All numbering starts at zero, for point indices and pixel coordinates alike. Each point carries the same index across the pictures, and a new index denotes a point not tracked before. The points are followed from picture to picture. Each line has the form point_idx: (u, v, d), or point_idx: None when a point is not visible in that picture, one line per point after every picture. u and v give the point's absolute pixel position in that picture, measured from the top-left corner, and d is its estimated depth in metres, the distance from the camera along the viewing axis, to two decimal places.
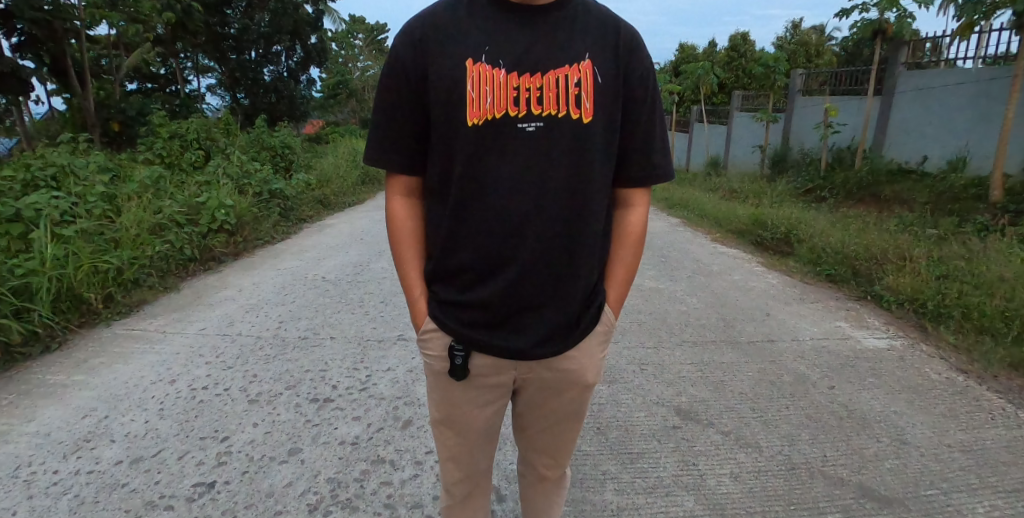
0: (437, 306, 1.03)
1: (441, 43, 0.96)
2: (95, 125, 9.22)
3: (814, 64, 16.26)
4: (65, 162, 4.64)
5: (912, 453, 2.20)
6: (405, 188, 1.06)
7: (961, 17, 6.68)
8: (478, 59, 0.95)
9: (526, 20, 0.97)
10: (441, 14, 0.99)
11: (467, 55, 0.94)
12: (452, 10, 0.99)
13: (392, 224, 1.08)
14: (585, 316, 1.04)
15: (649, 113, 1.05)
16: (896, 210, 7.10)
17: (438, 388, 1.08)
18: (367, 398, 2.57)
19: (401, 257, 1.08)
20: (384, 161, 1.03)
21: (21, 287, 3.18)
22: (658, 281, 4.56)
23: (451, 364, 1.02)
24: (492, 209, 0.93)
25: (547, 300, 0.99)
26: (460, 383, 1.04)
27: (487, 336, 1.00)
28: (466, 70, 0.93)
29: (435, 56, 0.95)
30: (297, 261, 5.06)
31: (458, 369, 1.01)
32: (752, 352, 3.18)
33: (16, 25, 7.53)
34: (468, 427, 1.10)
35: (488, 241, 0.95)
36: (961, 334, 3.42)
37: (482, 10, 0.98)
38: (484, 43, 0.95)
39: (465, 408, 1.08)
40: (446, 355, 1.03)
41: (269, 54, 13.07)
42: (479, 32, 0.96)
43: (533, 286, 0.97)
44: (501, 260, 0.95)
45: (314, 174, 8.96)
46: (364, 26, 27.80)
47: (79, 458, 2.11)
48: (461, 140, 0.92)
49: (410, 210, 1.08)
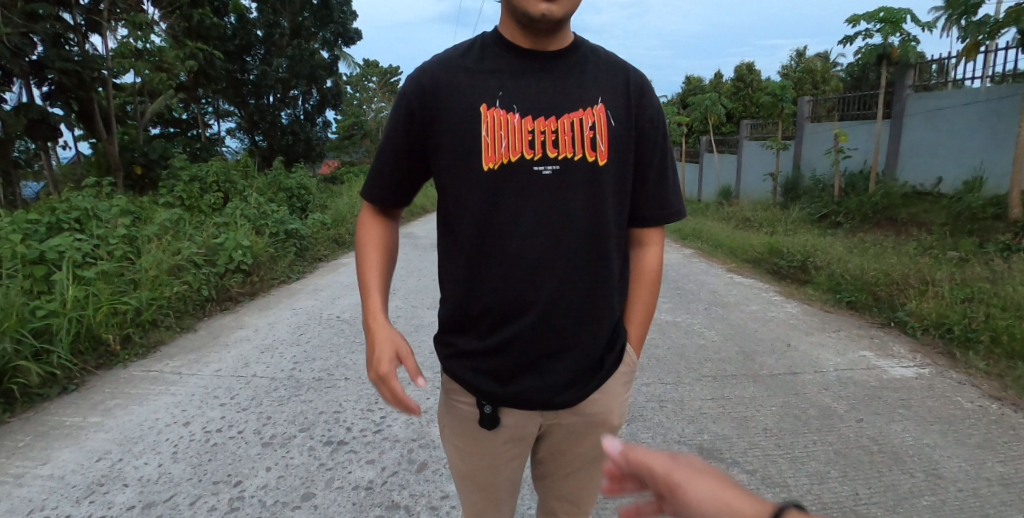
0: (456, 357, 1.02)
1: (454, 86, 0.97)
2: (118, 169, 9.49)
3: (822, 91, 16.38)
4: (89, 206, 4.76)
5: (949, 488, 2.10)
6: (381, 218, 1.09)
7: (965, 39, 6.73)
8: (492, 104, 0.96)
9: (538, 66, 0.99)
10: (456, 58, 1.00)
11: (482, 100, 0.96)
12: (463, 54, 1.01)
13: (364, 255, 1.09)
14: (607, 357, 1.03)
15: (661, 154, 1.06)
16: (914, 232, 6.99)
17: (463, 437, 1.06)
18: (382, 441, 2.53)
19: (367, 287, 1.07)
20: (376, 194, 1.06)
21: (42, 328, 3.25)
22: (675, 315, 4.51)
23: (480, 413, 1.02)
24: (513, 254, 0.93)
25: (569, 345, 0.97)
26: (489, 433, 1.03)
27: (508, 385, 0.98)
28: (481, 115, 0.95)
29: (450, 100, 0.96)
30: (312, 300, 5.09)
31: (488, 418, 1.01)
32: (774, 385, 3.10)
33: (46, 77, 7.90)
34: (494, 477, 1.08)
35: (508, 285, 0.94)
36: (992, 360, 3.30)
37: (495, 56, 1.00)
38: (496, 88, 0.97)
39: (491, 458, 1.06)
40: (474, 403, 1.02)
41: (286, 97, 13.50)
42: (493, 79, 0.98)
43: (556, 329, 0.96)
44: (518, 305, 0.94)
45: (330, 213, 9.07)
46: (379, 69, 28.66)
47: (92, 502, 2.10)
48: (479, 189, 0.93)
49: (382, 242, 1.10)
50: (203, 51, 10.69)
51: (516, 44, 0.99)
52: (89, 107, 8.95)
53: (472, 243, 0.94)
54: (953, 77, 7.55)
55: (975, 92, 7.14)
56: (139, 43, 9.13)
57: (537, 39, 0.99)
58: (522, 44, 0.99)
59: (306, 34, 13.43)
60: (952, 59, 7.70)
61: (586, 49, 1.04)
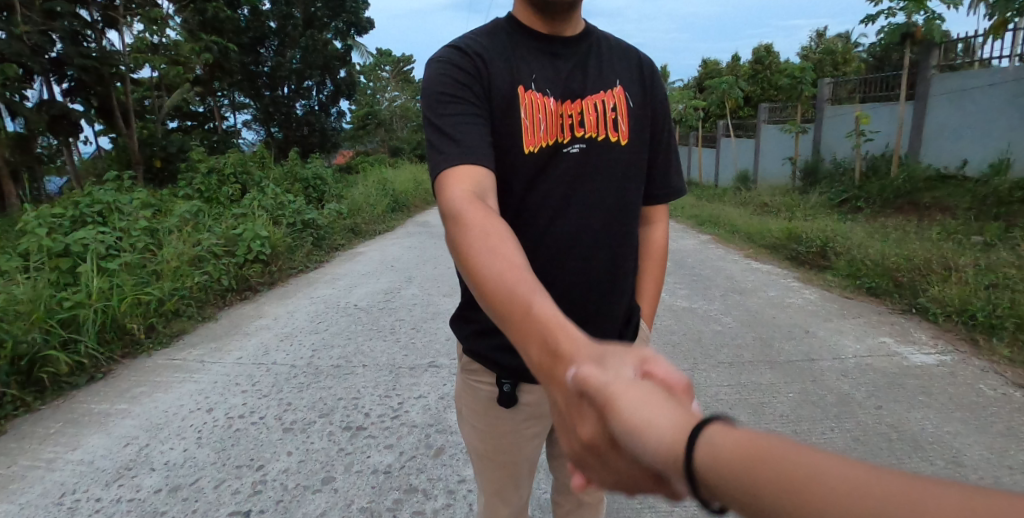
0: (481, 335, 1.08)
1: (491, 66, 1.02)
2: (139, 162, 9.64)
3: (843, 72, 15.97)
4: (111, 199, 4.85)
5: (970, 477, 2.09)
6: (474, 187, 0.88)
7: (993, 16, 6.50)
8: (528, 86, 1.04)
9: (562, 50, 1.08)
10: (482, 40, 1.04)
11: (518, 82, 1.03)
12: (491, 38, 1.05)
13: (456, 227, 0.80)
14: (625, 330, 1.16)
15: (670, 138, 1.21)
16: (938, 217, 6.83)
17: (483, 418, 1.12)
18: (399, 426, 2.57)
19: (472, 284, 0.74)
20: (463, 152, 0.90)
21: (70, 318, 3.34)
22: (691, 301, 4.47)
23: (499, 392, 1.09)
24: (543, 231, 1.04)
25: (590, 309, 1.09)
26: (508, 412, 1.10)
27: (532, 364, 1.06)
28: (518, 97, 1.02)
29: (490, 79, 1.01)
30: (330, 289, 5.14)
31: (506, 396, 1.08)
32: (791, 372, 3.08)
33: (66, 73, 8.04)
34: (514, 457, 1.13)
35: (539, 260, 1.05)
36: (1017, 347, 3.23)
37: (523, 40, 1.06)
38: (529, 71, 1.05)
39: (512, 438, 1.12)
40: (494, 382, 1.09)
41: (300, 88, 13.56)
42: (526, 62, 1.05)
43: (580, 298, 1.08)
44: (545, 280, 1.06)
45: (345, 203, 9.09)
46: (392, 59, 28.53)
47: (121, 486, 2.18)
48: (516, 168, 1.02)
49: (487, 209, 0.82)
50: (218, 44, 10.74)
51: (536, 30, 1.07)
52: (108, 101, 9.07)
53: (506, 218, 1.04)
54: (981, 56, 7.30)
55: (1003, 72, 6.93)
56: (155, 37, 9.21)
57: (554, 24, 1.07)
58: (542, 29, 1.07)
59: (319, 25, 13.42)
60: (980, 37, 7.45)
61: (601, 35, 1.15)
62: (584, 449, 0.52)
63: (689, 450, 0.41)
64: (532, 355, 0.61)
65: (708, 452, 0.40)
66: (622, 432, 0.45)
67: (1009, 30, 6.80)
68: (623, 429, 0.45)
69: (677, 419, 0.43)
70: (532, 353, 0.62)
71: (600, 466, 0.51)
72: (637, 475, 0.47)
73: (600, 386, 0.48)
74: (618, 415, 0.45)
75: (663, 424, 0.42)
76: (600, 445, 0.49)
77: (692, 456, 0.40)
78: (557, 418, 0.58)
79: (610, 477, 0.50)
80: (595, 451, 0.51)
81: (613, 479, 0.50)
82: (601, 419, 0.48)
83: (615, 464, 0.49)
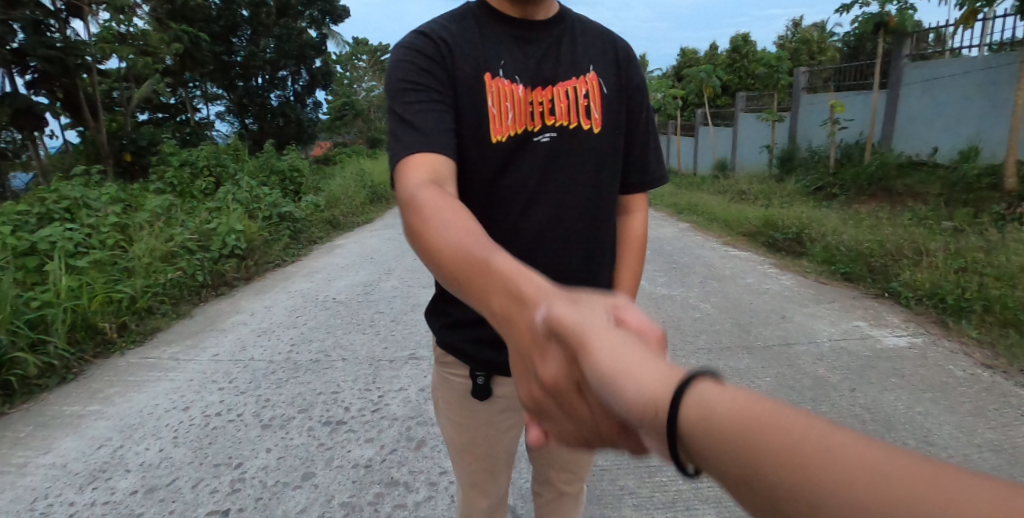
0: (454, 327, 1.07)
1: (457, 53, 0.99)
2: (108, 156, 9.34)
3: (818, 61, 16.20)
4: (79, 195, 4.69)
5: (939, 455, 2.16)
6: (430, 174, 0.85)
7: (963, 6, 6.62)
8: (496, 73, 1.01)
9: (532, 36, 1.06)
10: (448, 26, 1.02)
11: (486, 70, 1.01)
12: (460, 23, 1.03)
13: (411, 210, 0.76)
14: None
15: (646, 122, 1.19)
16: (909, 203, 6.99)
17: (458, 410, 1.11)
18: (380, 419, 2.55)
19: (429, 235, 0.70)
20: (423, 142, 0.88)
21: (38, 319, 3.24)
22: (671, 289, 4.51)
23: (473, 384, 1.08)
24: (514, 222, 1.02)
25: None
26: (483, 404, 1.09)
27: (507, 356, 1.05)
28: (486, 85, 1.00)
29: (457, 68, 0.99)
30: (308, 282, 5.07)
31: (480, 388, 1.06)
32: (769, 357, 3.12)
33: (28, 65, 7.73)
34: (490, 450, 1.12)
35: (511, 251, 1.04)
36: (984, 328, 3.34)
37: (491, 26, 1.04)
38: (498, 58, 1.03)
39: (488, 431, 1.11)
40: (468, 375, 1.08)
41: (275, 79, 13.26)
42: (494, 48, 1.03)
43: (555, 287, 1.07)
44: None
45: (323, 195, 8.95)
46: (368, 47, 28.05)
47: (95, 489, 2.13)
48: (485, 158, 1.00)
49: (443, 194, 0.79)
50: (188, 33, 10.43)
51: (505, 16, 1.05)
52: (74, 93, 8.75)
53: (477, 207, 1.03)
54: (951, 46, 7.46)
55: (972, 61, 7.08)
56: (122, 27, 8.90)
57: (523, 8, 1.05)
58: (511, 13, 1.05)
59: (293, 13, 13.11)
60: (950, 27, 7.60)
61: (573, 18, 1.13)
62: (544, 395, 0.51)
63: (678, 402, 0.36)
64: (492, 301, 0.57)
65: (698, 408, 0.36)
66: (595, 373, 0.42)
67: (978, 20, 6.95)
68: (597, 374, 0.42)
69: (660, 364, 0.40)
70: (492, 301, 0.58)
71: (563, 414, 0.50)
72: (602, 423, 0.46)
73: (577, 324, 0.45)
74: (593, 358, 0.43)
75: (644, 370, 0.39)
76: (566, 390, 0.48)
77: (681, 415, 0.36)
78: (515, 365, 0.56)
79: (570, 426, 0.50)
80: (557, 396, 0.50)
81: (578, 426, 0.49)
82: (571, 365, 0.46)
83: (579, 410, 0.48)
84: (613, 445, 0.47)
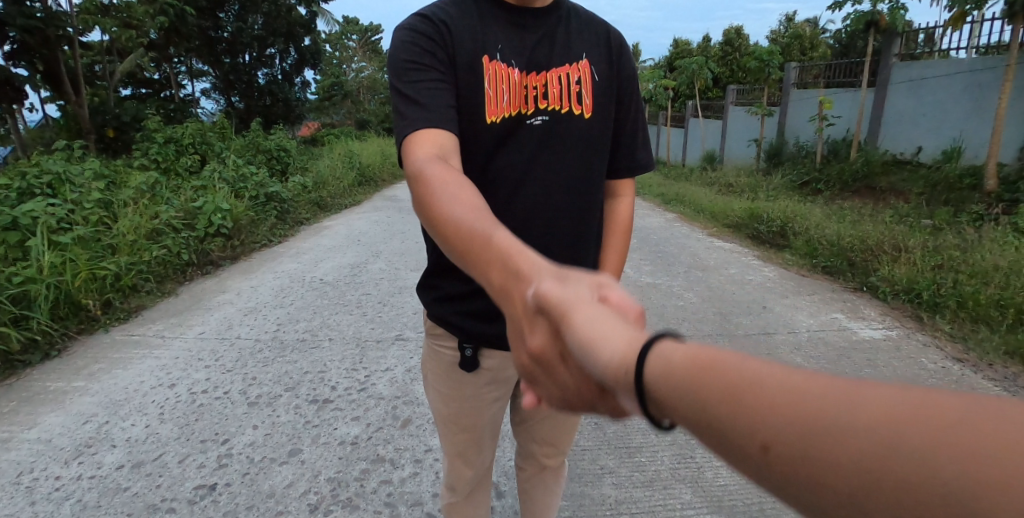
0: (444, 300, 1.10)
1: (457, 36, 1.02)
2: (89, 132, 9.11)
3: (809, 56, 16.30)
4: (61, 170, 4.61)
5: None
6: (436, 149, 0.90)
7: (953, 8, 6.70)
8: (493, 57, 1.04)
9: (528, 21, 1.08)
10: (448, 10, 1.04)
11: (483, 52, 1.03)
12: (460, 7, 1.05)
13: (419, 185, 0.83)
14: None
15: (636, 111, 1.22)
16: (891, 201, 7.12)
17: (447, 380, 1.15)
18: (367, 398, 2.58)
19: (436, 203, 0.78)
20: (426, 116, 0.92)
21: (20, 294, 3.21)
22: (655, 277, 4.57)
23: (461, 356, 1.11)
24: (503, 200, 1.06)
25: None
26: (471, 376, 1.12)
27: (493, 331, 1.08)
28: (483, 67, 1.02)
29: (456, 49, 1.01)
30: (295, 263, 5.06)
31: (468, 361, 1.10)
32: (748, 345, 3.21)
33: (7, 35, 7.49)
34: (476, 421, 1.16)
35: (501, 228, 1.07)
36: (956, 324, 3.46)
37: (489, 10, 1.07)
38: (495, 41, 1.05)
39: (475, 402, 1.15)
40: (457, 348, 1.12)
41: (263, 57, 13.02)
42: (491, 30, 1.05)
43: None
44: None
45: (311, 176, 8.86)
46: (358, 27, 27.59)
47: (80, 463, 2.14)
48: (479, 136, 1.03)
49: (452, 169, 0.85)
50: (174, 7, 10.16)
51: (503, 3, 1.07)
52: (55, 65, 8.51)
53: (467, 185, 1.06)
54: (940, 47, 7.55)
55: (958, 63, 7.20)
56: None
57: None
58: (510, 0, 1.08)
59: None
60: (940, 27, 7.70)
61: (569, 8, 1.15)
62: (533, 363, 0.59)
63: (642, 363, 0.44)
64: (493, 277, 0.66)
65: (660, 366, 0.44)
66: (576, 339, 0.50)
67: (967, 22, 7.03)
68: (576, 340, 0.50)
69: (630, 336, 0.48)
70: (492, 277, 0.66)
71: (549, 378, 0.58)
72: (581, 384, 0.54)
73: (562, 298, 0.54)
74: (574, 325, 0.51)
75: (617, 333, 0.48)
76: (549, 357, 0.56)
77: (644, 374, 0.44)
78: (512, 333, 0.64)
79: (555, 390, 0.57)
80: (542, 363, 0.58)
81: (563, 392, 0.57)
82: (556, 335, 0.54)
83: (563, 377, 0.56)
84: (594, 405, 0.54)
